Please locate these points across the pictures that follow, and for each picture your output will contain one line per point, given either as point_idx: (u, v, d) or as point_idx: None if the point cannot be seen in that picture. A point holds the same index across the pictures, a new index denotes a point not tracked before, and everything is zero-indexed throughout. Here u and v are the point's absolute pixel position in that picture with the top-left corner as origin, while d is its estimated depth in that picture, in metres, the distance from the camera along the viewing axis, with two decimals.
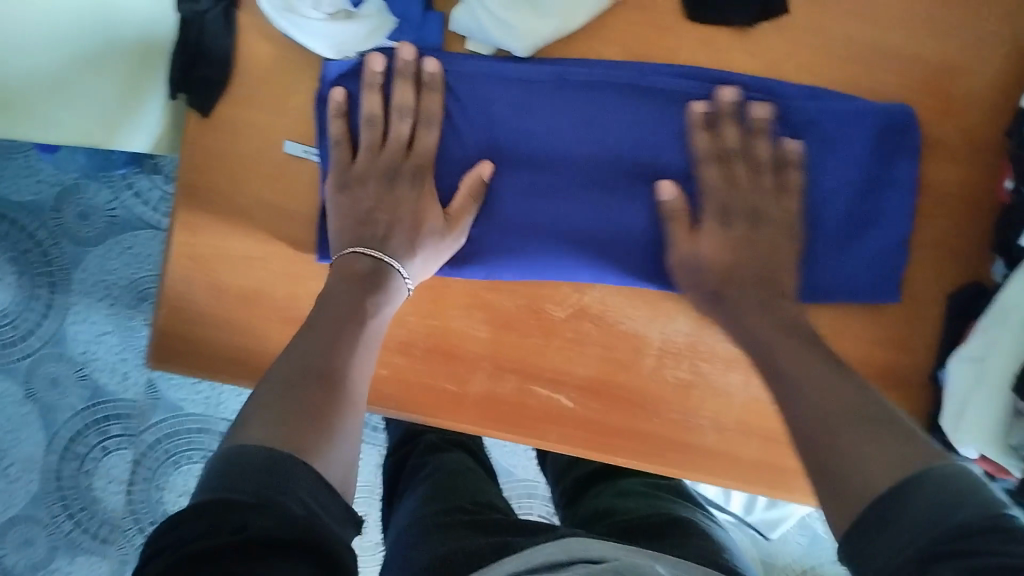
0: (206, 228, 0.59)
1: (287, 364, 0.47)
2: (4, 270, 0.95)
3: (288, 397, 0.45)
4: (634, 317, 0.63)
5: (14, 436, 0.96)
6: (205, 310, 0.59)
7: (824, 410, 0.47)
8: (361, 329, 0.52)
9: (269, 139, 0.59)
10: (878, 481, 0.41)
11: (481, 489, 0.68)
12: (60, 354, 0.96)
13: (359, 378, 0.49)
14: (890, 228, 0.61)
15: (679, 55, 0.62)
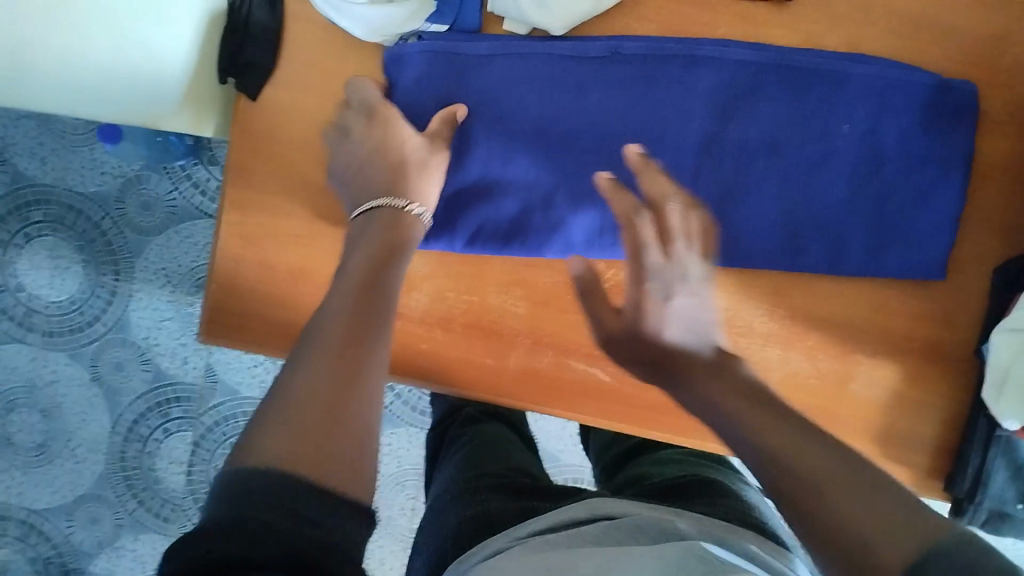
0: (254, 208, 0.62)
1: (329, 313, 0.46)
2: (76, 260, 1.15)
3: (331, 345, 0.43)
4: None
5: (83, 416, 1.16)
6: (255, 286, 0.63)
7: (823, 482, 0.36)
8: (389, 288, 0.49)
9: (313, 122, 0.61)
10: (902, 552, 0.33)
11: (515, 455, 0.77)
12: (123, 339, 1.15)
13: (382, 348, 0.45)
14: (934, 205, 0.60)
15: (717, 29, 0.61)
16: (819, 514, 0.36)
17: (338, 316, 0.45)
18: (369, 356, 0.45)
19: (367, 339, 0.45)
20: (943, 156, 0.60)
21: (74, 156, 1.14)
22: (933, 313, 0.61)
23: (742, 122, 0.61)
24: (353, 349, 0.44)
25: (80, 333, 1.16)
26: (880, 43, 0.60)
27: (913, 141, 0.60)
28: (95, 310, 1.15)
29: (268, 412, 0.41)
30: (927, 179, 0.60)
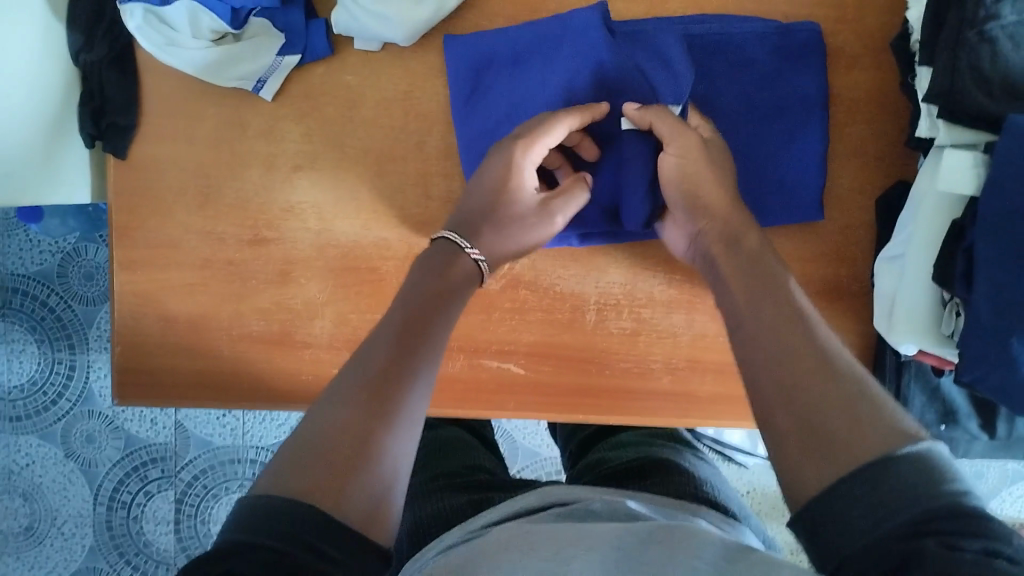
0: (146, 265, 0.63)
1: (362, 359, 0.46)
2: (29, 340, 1.15)
3: (356, 386, 0.44)
4: (566, 276, 0.64)
5: (64, 493, 1.16)
6: (163, 340, 0.64)
7: (800, 379, 0.41)
8: (431, 331, 0.49)
9: (187, 170, 0.62)
10: (870, 446, 0.36)
11: (471, 454, 0.82)
12: (89, 411, 1.15)
13: (417, 391, 0.45)
14: (800, 145, 0.61)
15: (564, 14, 0.61)
16: (808, 399, 0.40)
17: (369, 367, 0.45)
18: (407, 399, 0.44)
19: (407, 385, 0.45)
20: (802, 97, 0.60)
21: (10, 240, 1.14)
22: (824, 253, 0.62)
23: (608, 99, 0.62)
24: (384, 402, 0.43)
25: (46, 412, 1.16)
26: (724, 1, 0.61)
27: (771, 87, 0.61)
28: (57, 386, 1.15)
29: (288, 454, 0.41)
30: (791, 124, 0.61)
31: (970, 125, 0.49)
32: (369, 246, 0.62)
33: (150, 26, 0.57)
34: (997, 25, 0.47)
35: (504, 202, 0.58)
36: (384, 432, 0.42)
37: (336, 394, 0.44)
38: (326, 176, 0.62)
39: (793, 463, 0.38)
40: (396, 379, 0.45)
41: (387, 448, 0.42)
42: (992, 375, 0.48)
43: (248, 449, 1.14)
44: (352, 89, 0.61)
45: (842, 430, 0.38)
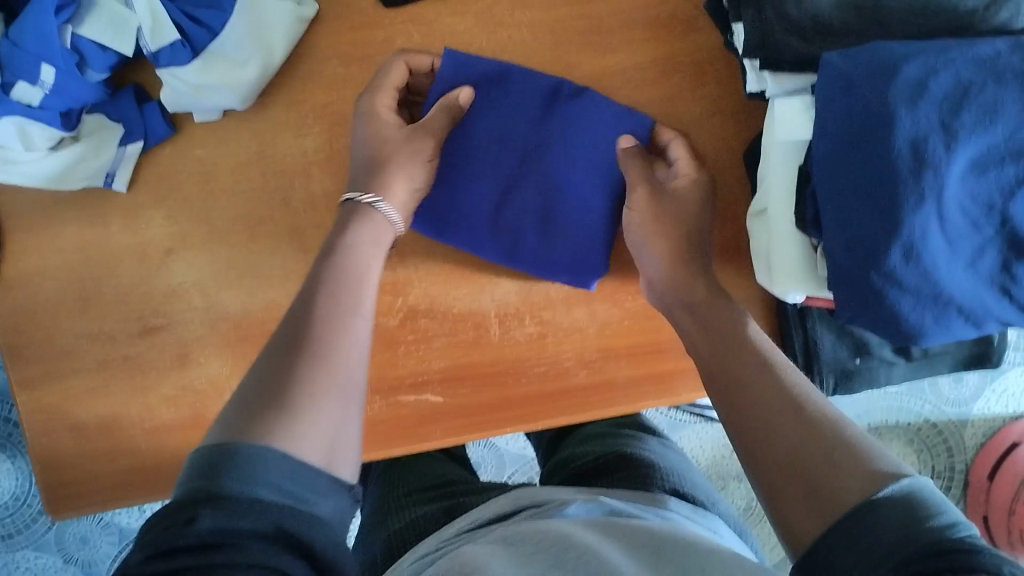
0: (44, 380, 0.62)
1: (293, 325, 0.46)
2: None
3: (288, 352, 0.44)
4: (460, 295, 0.64)
5: None
6: (79, 449, 0.63)
7: (801, 405, 0.43)
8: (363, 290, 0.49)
9: (62, 278, 0.61)
10: (858, 489, 0.37)
11: (435, 467, 0.78)
12: None
13: (353, 345, 0.46)
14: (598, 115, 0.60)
15: (393, 43, 0.60)
16: (787, 452, 0.41)
17: (299, 333, 0.45)
18: (332, 346, 0.45)
19: (339, 342, 0.45)
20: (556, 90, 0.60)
21: None
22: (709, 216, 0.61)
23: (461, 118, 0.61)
24: (317, 346, 0.44)
25: None
26: None
27: (583, 67, 0.61)
28: None
29: (236, 400, 0.42)
30: (573, 120, 0.60)
31: (791, 70, 0.50)
32: (259, 312, 0.62)
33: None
34: None
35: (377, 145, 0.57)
36: (316, 378, 0.43)
37: (270, 358, 0.44)
38: (199, 252, 0.61)
39: (786, 502, 0.40)
40: (320, 326, 0.46)
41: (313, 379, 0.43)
42: (864, 311, 0.47)
43: None
44: (203, 162, 0.61)
45: (795, 453, 0.41)
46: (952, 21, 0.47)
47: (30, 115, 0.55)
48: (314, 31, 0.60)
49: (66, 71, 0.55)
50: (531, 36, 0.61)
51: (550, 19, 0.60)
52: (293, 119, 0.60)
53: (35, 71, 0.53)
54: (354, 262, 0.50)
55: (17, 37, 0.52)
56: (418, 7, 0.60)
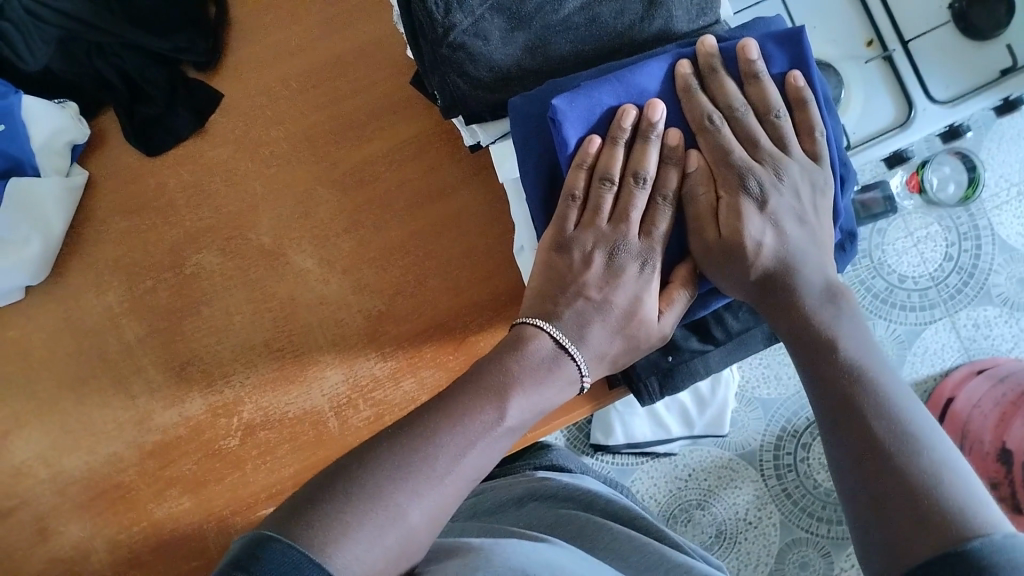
0: None
1: (443, 410, 0.44)
2: None
3: (403, 451, 0.42)
4: (292, 399, 0.65)
5: None
6: None
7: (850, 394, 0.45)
8: (514, 400, 0.46)
9: None
10: (888, 437, 0.42)
11: None
12: None
13: (474, 449, 0.43)
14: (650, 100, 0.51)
15: (167, 187, 0.66)
16: (865, 445, 0.43)
17: (425, 427, 0.43)
18: (457, 465, 0.42)
19: (428, 456, 0.42)
20: (648, 65, 0.51)
21: None
22: (492, 267, 0.65)
23: (246, 233, 0.66)
24: (429, 471, 0.41)
25: None
26: (295, 107, 0.67)
27: (344, 162, 0.66)
28: None
29: (371, 484, 0.40)
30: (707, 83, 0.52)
31: (493, 118, 0.57)
32: (104, 467, 0.64)
33: None
34: (458, 32, 0.52)
35: (553, 371, 0.48)
36: (413, 500, 0.40)
37: (395, 443, 0.42)
38: (33, 425, 0.65)
39: (862, 511, 0.41)
40: (433, 442, 0.42)
41: (387, 506, 0.39)
42: None
43: None
44: (19, 341, 0.65)
45: (885, 469, 0.41)
46: (601, 35, 0.53)
47: None
48: (94, 199, 0.66)
49: None
50: (291, 148, 0.66)
51: (303, 131, 0.66)
52: (91, 280, 0.65)
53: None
54: (522, 405, 0.46)
55: None
56: (182, 152, 0.66)
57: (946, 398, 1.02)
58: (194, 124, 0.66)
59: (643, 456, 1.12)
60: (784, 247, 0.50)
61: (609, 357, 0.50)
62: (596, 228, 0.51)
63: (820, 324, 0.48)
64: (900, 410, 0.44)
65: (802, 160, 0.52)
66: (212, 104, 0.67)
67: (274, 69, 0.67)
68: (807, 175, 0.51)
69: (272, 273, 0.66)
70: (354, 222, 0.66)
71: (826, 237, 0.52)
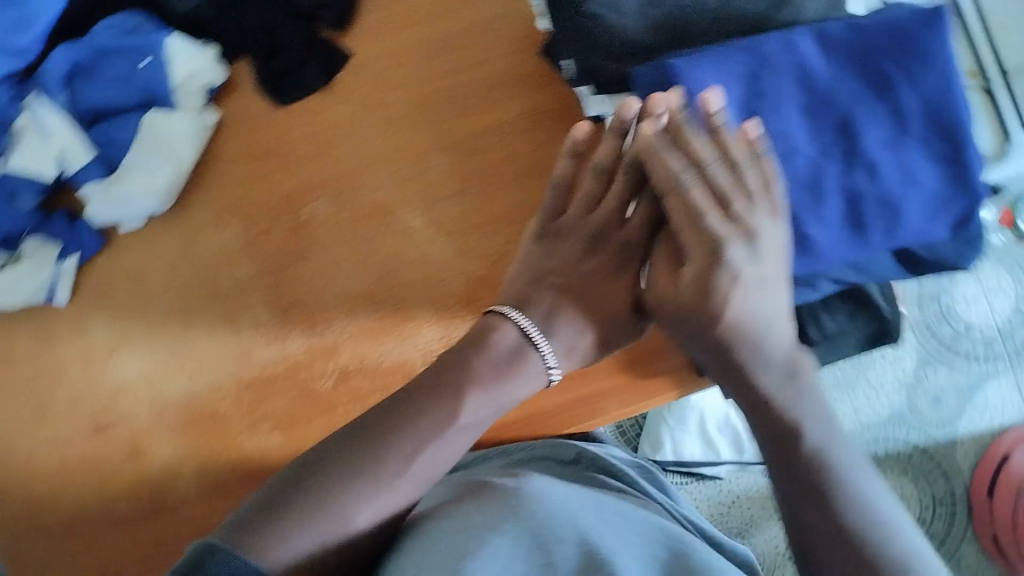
0: (13, 491, 0.66)
1: (378, 420, 0.55)
2: None
3: (345, 457, 0.53)
4: (388, 349, 0.67)
5: None
6: (47, 556, 0.66)
7: (825, 461, 0.51)
8: (460, 403, 0.56)
9: (23, 392, 0.67)
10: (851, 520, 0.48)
11: None
12: None
13: (423, 460, 0.54)
14: (788, 75, 0.52)
15: (290, 135, 0.69)
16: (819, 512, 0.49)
17: (365, 423, 0.55)
18: (402, 462, 0.54)
19: (375, 458, 0.53)
20: (788, 41, 0.52)
21: None
22: None
23: (361, 187, 0.68)
24: (380, 478, 0.53)
25: None
26: (420, 72, 0.70)
27: (460, 128, 0.69)
28: None
29: (307, 494, 0.51)
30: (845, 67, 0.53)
31: (619, 90, 0.58)
32: (202, 395, 0.67)
33: None
34: (596, 3, 0.54)
35: (478, 368, 0.57)
36: (366, 505, 0.52)
37: (331, 454, 0.53)
38: (139, 345, 0.67)
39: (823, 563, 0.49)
40: (387, 441, 0.54)
41: (334, 506, 0.51)
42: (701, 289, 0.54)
43: None
44: (136, 264, 0.68)
45: (845, 535, 0.48)
46: (735, 18, 0.55)
47: None
48: (221, 140, 0.69)
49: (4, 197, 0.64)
50: (413, 111, 0.69)
51: (424, 95, 0.69)
52: (210, 215, 0.68)
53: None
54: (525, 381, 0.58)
55: None
56: (309, 104, 0.69)
57: (1008, 451, 1.02)
58: (322, 78, 0.69)
59: (689, 476, 1.12)
60: (734, 311, 0.53)
61: (576, 354, 0.60)
62: (617, 198, 0.58)
63: (781, 409, 0.52)
64: (861, 492, 0.50)
65: (761, 214, 0.52)
66: (342, 61, 0.70)
67: (404, 35, 0.70)
68: (764, 225, 0.52)
69: (382, 227, 0.68)
70: (465, 186, 0.68)
71: (779, 281, 0.53)
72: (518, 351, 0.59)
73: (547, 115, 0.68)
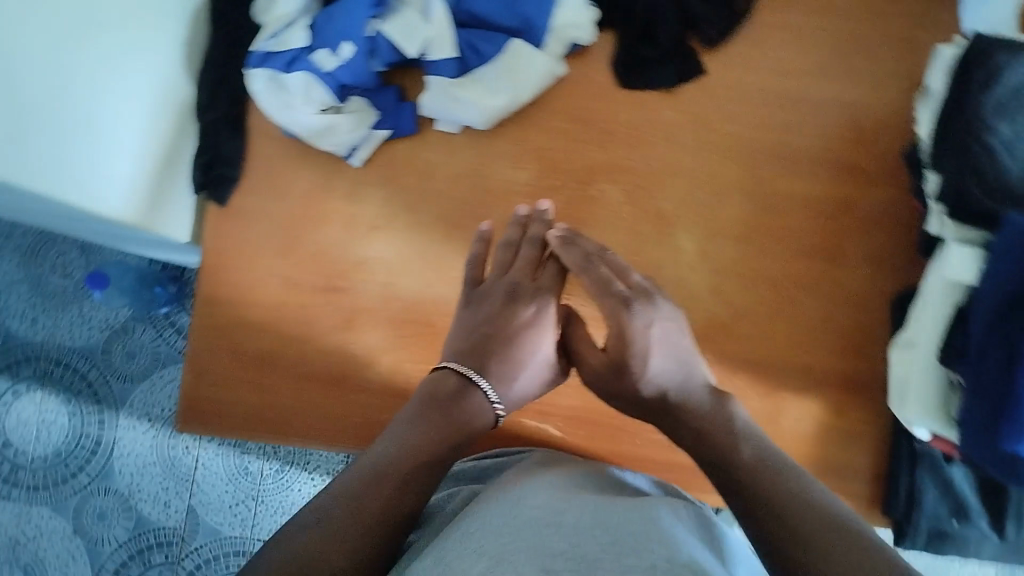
0: (230, 304, 0.70)
1: (416, 407, 0.54)
2: (63, 411, 1.14)
3: (396, 431, 0.52)
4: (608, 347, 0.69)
5: (65, 568, 1.12)
6: (233, 374, 0.70)
7: (812, 519, 0.43)
8: (404, 423, 0.53)
9: (275, 225, 0.70)
10: None
11: None
12: (106, 489, 1.12)
13: (396, 449, 0.50)
14: None
15: (615, 118, 0.69)
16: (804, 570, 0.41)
17: (403, 417, 0.54)
18: (387, 449, 0.50)
19: (380, 449, 0.50)
20: None
21: (62, 314, 1.15)
22: (839, 345, 0.67)
23: (652, 194, 0.69)
24: (381, 469, 0.48)
25: (64, 484, 1.13)
26: (760, 117, 0.69)
27: (771, 187, 0.68)
28: (81, 460, 1.13)
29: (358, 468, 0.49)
30: None
31: (971, 224, 0.57)
32: (429, 302, 0.69)
33: (269, 91, 0.67)
34: (993, 137, 0.55)
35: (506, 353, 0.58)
36: (394, 452, 0.50)
37: (390, 436, 0.52)
38: (395, 235, 0.70)
39: None
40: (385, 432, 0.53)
41: (353, 478, 0.47)
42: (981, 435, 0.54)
43: (252, 541, 1.09)
44: (427, 163, 0.70)
45: None
46: None
47: (317, 75, 0.67)
48: (551, 91, 0.70)
49: (361, 50, 0.67)
50: (737, 150, 0.69)
51: (753, 140, 0.69)
52: (512, 152, 0.70)
53: (334, 39, 0.66)
54: (526, 381, 0.59)
55: (336, 16, 0.66)
56: (645, 97, 0.69)
57: None
58: (670, 82, 0.69)
59: None
60: (683, 387, 0.56)
61: (521, 395, 0.59)
62: (527, 260, 0.62)
63: (758, 469, 0.48)
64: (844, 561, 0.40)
65: (665, 311, 0.58)
66: (696, 73, 0.69)
67: (762, 74, 0.69)
68: (666, 316, 0.58)
69: (653, 235, 0.68)
70: (749, 239, 0.68)
71: (697, 375, 0.57)
72: (492, 320, 0.59)
73: (857, 213, 0.68)
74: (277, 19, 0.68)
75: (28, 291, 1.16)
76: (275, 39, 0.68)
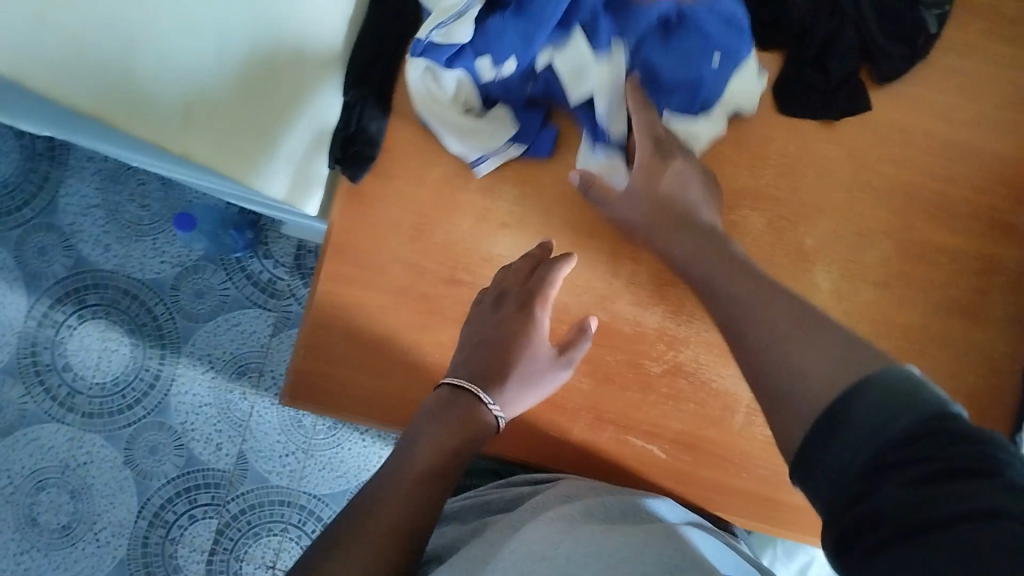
0: (348, 282, 0.68)
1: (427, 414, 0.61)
2: (122, 340, 1.08)
3: (408, 439, 0.58)
4: (724, 375, 0.68)
5: (110, 500, 1.05)
6: (339, 352, 0.68)
7: (826, 379, 0.44)
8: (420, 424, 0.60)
9: (405, 207, 0.68)
10: (823, 392, 0.44)
11: None
12: (160, 424, 1.07)
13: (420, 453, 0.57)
14: None
15: (769, 143, 0.68)
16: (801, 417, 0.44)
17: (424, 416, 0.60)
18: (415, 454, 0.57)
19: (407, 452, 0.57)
20: None
21: (136, 244, 1.09)
22: (965, 403, 0.66)
23: (797, 227, 0.67)
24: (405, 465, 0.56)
25: (119, 414, 1.07)
26: (916, 161, 0.67)
27: (920, 234, 0.67)
28: (137, 393, 1.07)
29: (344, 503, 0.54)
30: None
31: None
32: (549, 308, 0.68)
33: (424, 81, 0.66)
34: None
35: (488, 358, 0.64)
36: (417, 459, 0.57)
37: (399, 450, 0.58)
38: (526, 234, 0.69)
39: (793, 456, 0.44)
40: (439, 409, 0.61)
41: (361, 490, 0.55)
42: None
43: (303, 496, 1.07)
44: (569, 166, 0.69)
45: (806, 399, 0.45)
46: None
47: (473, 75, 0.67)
48: None
49: (521, 69, 0.66)
50: (887, 191, 0.67)
51: (906, 183, 0.67)
52: None
53: (502, 49, 0.65)
54: (521, 387, 0.63)
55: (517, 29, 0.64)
56: (802, 126, 0.68)
57: None
58: (835, 115, 0.67)
59: None
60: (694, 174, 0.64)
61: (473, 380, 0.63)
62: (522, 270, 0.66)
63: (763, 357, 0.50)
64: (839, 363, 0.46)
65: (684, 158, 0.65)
66: (864, 107, 0.67)
67: (924, 117, 0.67)
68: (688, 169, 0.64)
69: (790, 270, 0.67)
70: (890, 284, 0.67)
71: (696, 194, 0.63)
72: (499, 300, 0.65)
73: (1000, 272, 0.67)
74: (448, 9, 0.64)
75: (102, 217, 1.09)
76: (443, 29, 0.63)
